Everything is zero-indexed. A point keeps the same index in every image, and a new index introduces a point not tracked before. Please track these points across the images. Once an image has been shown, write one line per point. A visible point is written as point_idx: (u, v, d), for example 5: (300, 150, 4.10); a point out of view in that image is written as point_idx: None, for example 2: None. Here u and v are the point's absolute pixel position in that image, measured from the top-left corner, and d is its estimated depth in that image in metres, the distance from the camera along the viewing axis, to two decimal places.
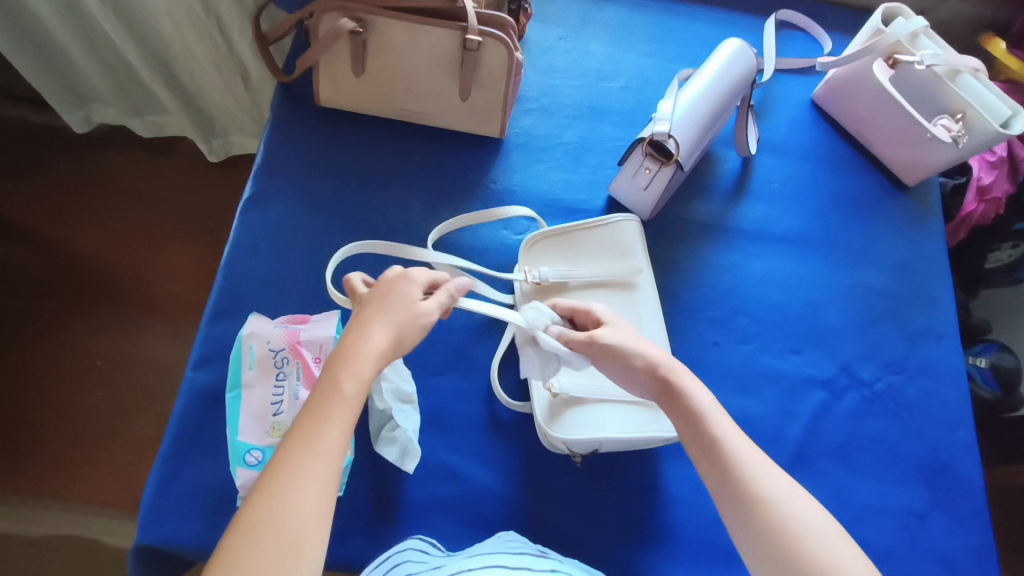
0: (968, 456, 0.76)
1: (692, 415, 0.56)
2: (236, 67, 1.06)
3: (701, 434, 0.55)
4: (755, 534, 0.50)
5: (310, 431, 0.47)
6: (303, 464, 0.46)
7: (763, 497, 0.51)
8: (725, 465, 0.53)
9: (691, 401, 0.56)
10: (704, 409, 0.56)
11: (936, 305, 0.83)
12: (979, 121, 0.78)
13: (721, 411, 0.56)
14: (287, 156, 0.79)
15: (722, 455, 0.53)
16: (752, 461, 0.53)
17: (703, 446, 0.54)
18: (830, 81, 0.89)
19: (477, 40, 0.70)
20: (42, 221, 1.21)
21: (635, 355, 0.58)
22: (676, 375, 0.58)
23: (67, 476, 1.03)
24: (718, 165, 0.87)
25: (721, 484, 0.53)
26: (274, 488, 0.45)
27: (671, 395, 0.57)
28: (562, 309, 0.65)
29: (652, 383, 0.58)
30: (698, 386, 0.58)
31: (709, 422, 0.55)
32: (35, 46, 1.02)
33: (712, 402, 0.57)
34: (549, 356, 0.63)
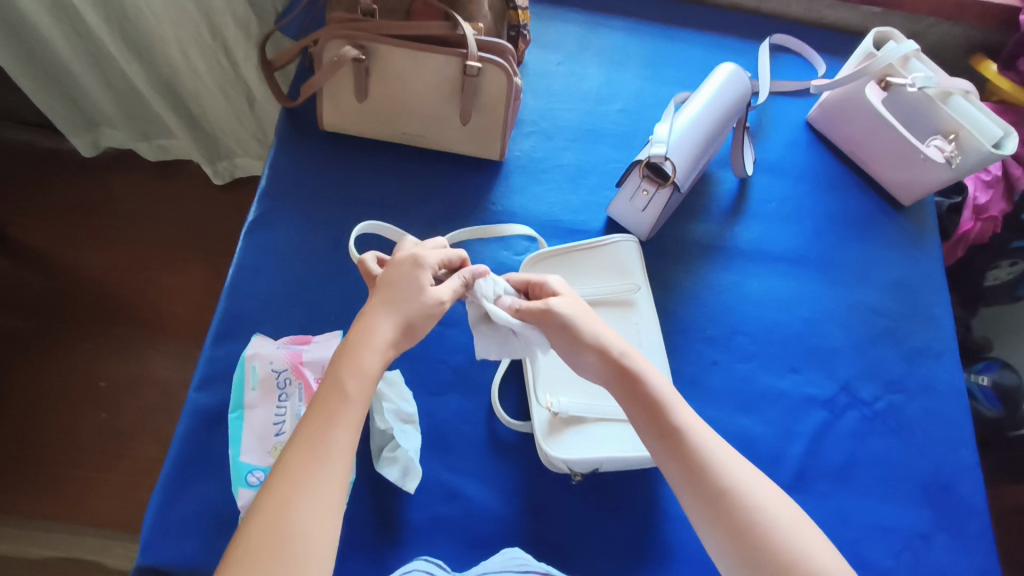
0: (970, 475, 0.75)
1: (650, 402, 0.55)
2: (242, 91, 1.09)
3: (661, 423, 0.54)
4: (721, 522, 0.50)
5: (314, 440, 0.48)
6: (309, 474, 0.46)
7: (728, 485, 0.51)
8: (686, 454, 0.52)
9: (650, 388, 0.55)
10: (661, 396, 0.55)
11: (934, 324, 0.84)
12: (971, 142, 0.79)
13: (678, 398, 0.56)
14: (291, 179, 0.81)
15: (684, 444, 0.52)
16: (714, 448, 0.53)
17: (661, 434, 0.53)
18: (824, 103, 0.91)
19: (477, 66, 0.72)
20: (49, 242, 1.23)
21: (586, 330, 0.57)
22: (632, 359, 0.56)
23: (68, 497, 1.03)
24: (715, 186, 0.88)
25: (684, 473, 0.52)
26: (281, 499, 0.45)
27: (628, 381, 0.56)
28: (515, 283, 0.63)
29: (604, 366, 0.56)
30: (655, 373, 0.57)
31: (669, 410, 0.54)
32: (45, 73, 1.05)
33: (671, 390, 0.56)
34: (504, 332, 0.60)
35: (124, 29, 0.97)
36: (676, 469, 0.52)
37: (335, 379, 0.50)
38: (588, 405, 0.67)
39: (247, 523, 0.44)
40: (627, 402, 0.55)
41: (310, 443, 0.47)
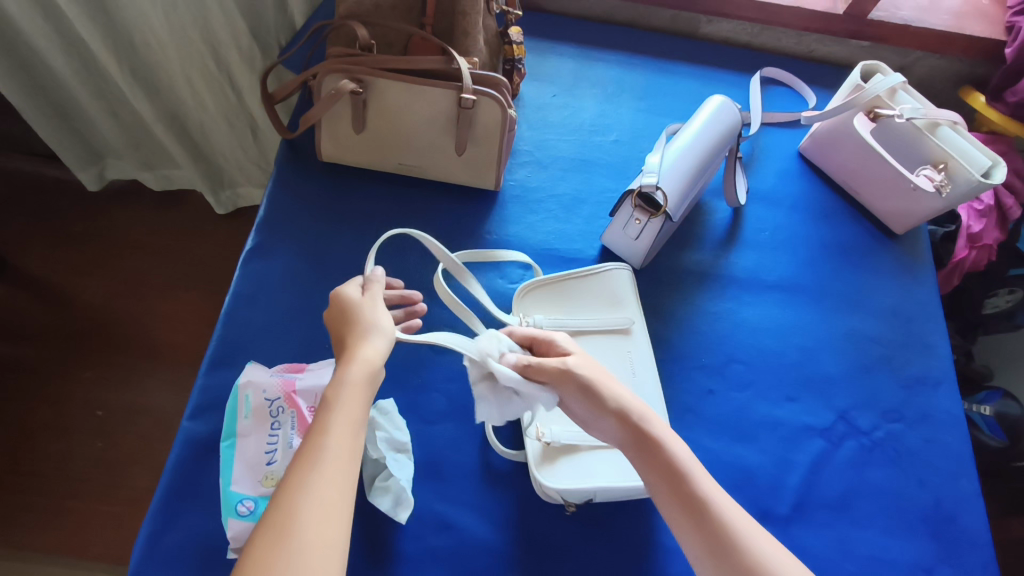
0: (973, 506, 0.74)
1: (670, 470, 0.54)
2: (246, 121, 1.11)
3: (685, 493, 0.53)
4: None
5: (317, 450, 0.47)
6: (317, 483, 0.45)
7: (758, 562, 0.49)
8: (710, 526, 0.51)
9: (673, 456, 0.55)
10: (685, 465, 0.55)
11: (931, 352, 0.83)
12: (961, 171, 0.81)
13: (700, 466, 0.55)
14: (289, 207, 0.82)
15: (708, 516, 0.51)
16: (738, 522, 0.52)
17: (685, 502, 0.53)
18: (814, 133, 0.92)
19: (472, 98, 0.73)
20: (52, 271, 1.24)
21: (608, 394, 0.57)
22: (651, 422, 0.56)
23: (59, 528, 1.02)
24: (709, 216, 0.89)
25: (708, 548, 0.50)
26: (289, 509, 0.43)
27: (647, 448, 0.55)
28: (519, 338, 0.64)
29: (622, 430, 0.56)
30: (676, 441, 0.56)
31: (692, 480, 0.54)
32: (55, 107, 1.08)
33: (691, 457, 0.56)
34: (505, 394, 0.59)
35: (133, 64, 1.00)
36: (699, 543, 0.51)
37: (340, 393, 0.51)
38: (581, 433, 0.66)
39: (252, 538, 0.42)
40: (646, 469, 0.55)
41: (313, 453, 0.47)
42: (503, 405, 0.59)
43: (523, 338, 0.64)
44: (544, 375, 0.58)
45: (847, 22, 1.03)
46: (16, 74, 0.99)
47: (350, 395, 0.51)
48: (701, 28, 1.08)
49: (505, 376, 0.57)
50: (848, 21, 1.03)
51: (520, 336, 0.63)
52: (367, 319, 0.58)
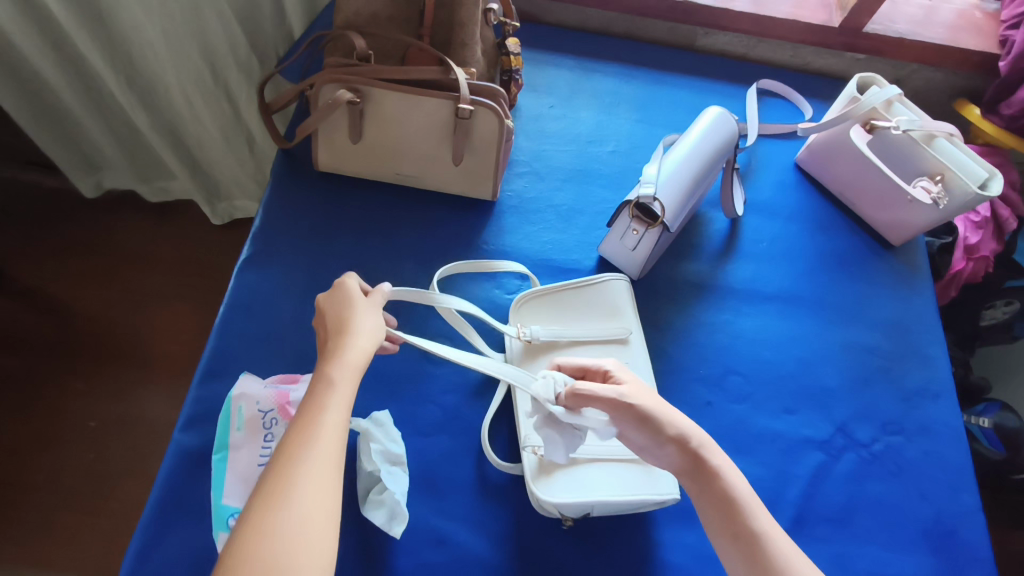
0: (974, 521, 0.73)
1: (723, 500, 0.53)
2: (242, 133, 1.12)
3: (739, 527, 0.52)
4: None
5: (304, 431, 0.46)
6: (302, 461, 0.44)
7: None
8: (762, 560, 0.50)
9: (731, 488, 0.53)
10: (742, 496, 0.53)
11: (930, 364, 0.83)
12: (958, 183, 0.81)
13: (754, 497, 0.54)
14: (285, 216, 0.82)
15: (761, 550, 0.50)
16: (792, 555, 0.51)
17: (738, 538, 0.51)
18: (811, 145, 0.92)
19: (469, 108, 0.73)
20: (46, 281, 1.23)
21: (667, 424, 0.55)
22: (707, 449, 0.55)
23: (47, 543, 1.00)
24: (706, 227, 0.89)
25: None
26: (271, 486, 0.43)
27: (701, 476, 0.54)
28: (571, 369, 0.63)
29: (680, 455, 0.55)
30: (733, 472, 0.55)
31: (747, 515, 0.52)
32: (51, 120, 1.07)
33: (748, 490, 0.54)
34: (569, 430, 0.61)
35: (130, 78, 1.00)
36: None
37: (333, 380, 0.50)
38: (578, 445, 0.66)
39: (246, 513, 0.42)
40: (702, 498, 0.54)
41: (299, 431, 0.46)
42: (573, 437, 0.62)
43: (574, 370, 0.63)
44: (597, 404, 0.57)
45: (843, 34, 1.03)
46: (13, 89, 0.98)
47: (341, 381, 0.50)
48: (698, 40, 1.08)
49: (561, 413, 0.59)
50: (843, 34, 1.03)
51: (573, 367, 0.63)
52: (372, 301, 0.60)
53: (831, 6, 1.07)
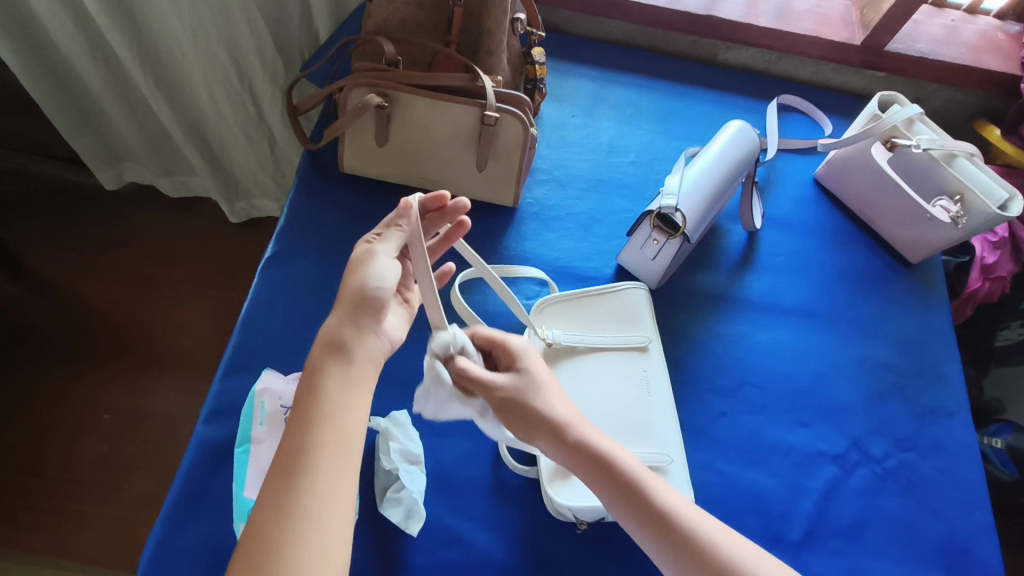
0: (987, 539, 0.73)
1: (625, 489, 0.54)
2: (265, 132, 1.13)
3: (644, 509, 0.54)
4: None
5: (295, 466, 0.47)
6: (295, 503, 0.45)
7: (721, 558, 0.51)
8: (682, 540, 0.52)
9: (621, 471, 0.55)
10: (643, 482, 0.55)
11: (945, 382, 0.83)
12: (977, 203, 0.81)
13: (658, 479, 0.56)
14: (309, 216, 0.83)
15: (676, 531, 0.52)
16: (705, 524, 0.54)
17: (646, 520, 0.53)
18: (830, 161, 0.93)
19: (495, 115, 0.75)
20: (68, 273, 1.25)
21: (547, 418, 0.57)
22: (594, 440, 0.57)
23: (61, 532, 1.01)
24: (724, 238, 0.90)
25: (674, 560, 0.52)
26: (264, 535, 0.44)
27: (600, 470, 0.55)
28: (479, 339, 0.61)
29: (566, 453, 0.56)
30: (622, 453, 0.57)
31: (647, 491, 0.54)
32: (79, 109, 1.10)
33: (641, 467, 0.56)
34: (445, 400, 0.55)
35: (157, 72, 1.02)
36: (664, 554, 0.52)
37: (320, 398, 0.50)
38: None
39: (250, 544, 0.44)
40: (598, 490, 0.55)
41: (289, 466, 0.47)
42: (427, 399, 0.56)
43: (484, 341, 0.61)
44: (476, 390, 0.56)
45: (864, 53, 1.04)
46: (45, 77, 1.01)
47: (335, 397, 0.50)
48: (719, 55, 1.09)
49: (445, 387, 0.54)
50: (864, 52, 1.04)
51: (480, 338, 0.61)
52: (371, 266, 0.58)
53: (854, 24, 1.07)
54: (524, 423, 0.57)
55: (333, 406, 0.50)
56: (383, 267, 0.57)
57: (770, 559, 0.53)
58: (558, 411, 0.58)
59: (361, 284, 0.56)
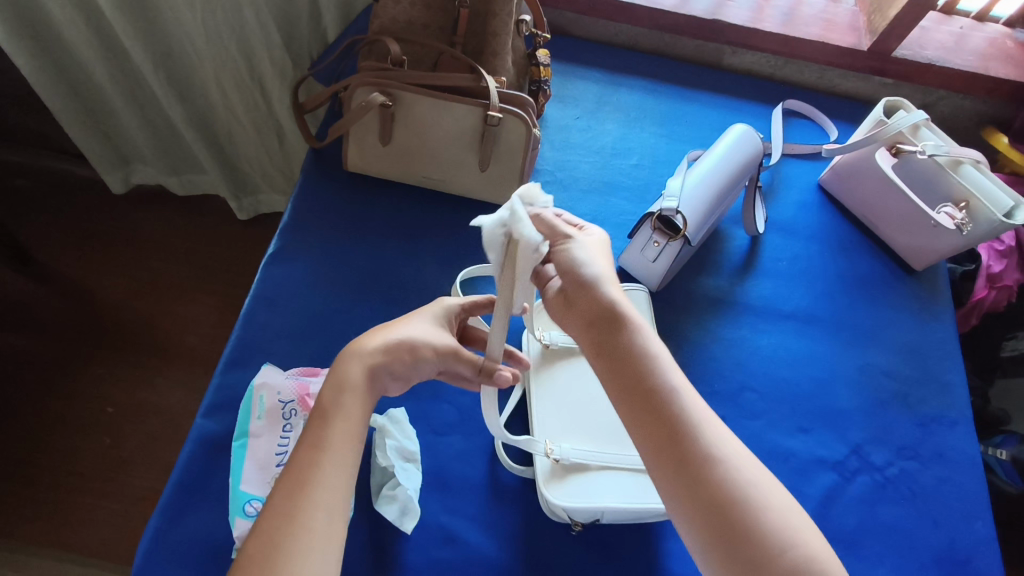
0: (988, 551, 0.72)
1: (626, 356, 0.54)
2: (274, 129, 1.14)
3: (644, 380, 0.53)
4: (695, 494, 0.48)
5: (302, 476, 0.47)
6: (303, 513, 0.46)
7: (704, 446, 0.50)
8: (664, 418, 0.51)
9: (637, 343, 0.54)
10: (652, 351, 0.54)
11: (948, 391, 0.83)
12: (982, 211, 0.80)
13: (663, 355, 0.55)
14: (312, 214, 0.84)
15: (660, 407, 0.51)
16: (695, 411, 0.52)
17: (640, 390, 0.53)
18: (835, 166, 0.93)
19: (498, 115, 0.75)
20: (75, 267, 1.26)
21: (584, 268, 0.58)
22: (622, 304, 0.56)
23: (62, 523, 1.02)
24: (726, 243, 0.89)
25: (653, 433, 0.51)
26: (270, 540, 0.44)
27: (611, 330, 0.55)
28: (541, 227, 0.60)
29: (591, 308, 0.56)
30: (648, 332, 0.56)
31: (656, 368, 0.54)
32: (88, 111, 1.11)
33: (662, 348, 0.56)
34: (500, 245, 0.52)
35: (168, 70, 1.03)
36: (646, 425, 0.52)
37: (334, 412, 0.51)
38: (590, 452, 0.66)
39: (248, 549, 0.45)
40: (607, 351, 0.55)
41: (303, 476, 0.47)
42: (493, 251, 0.52)
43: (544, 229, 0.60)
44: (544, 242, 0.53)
45: (871, 59, 1.03)
46: (56, 79, 1.02)
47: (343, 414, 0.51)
48: (725, 59, 1.09)
49: (534, 239, 0.49)
50: (871, 58, 1.04)
51: (542, 226, 0.60)
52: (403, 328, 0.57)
53: (861, 30, 1.07)
54: (564, 271, 0.58)
55: (354, 424, 0.51)
56: (431, 330, 0.58)
57: (751, 460, 0.51)
58: (594, 270, 0.58)
59: (408, 334, 0.56)
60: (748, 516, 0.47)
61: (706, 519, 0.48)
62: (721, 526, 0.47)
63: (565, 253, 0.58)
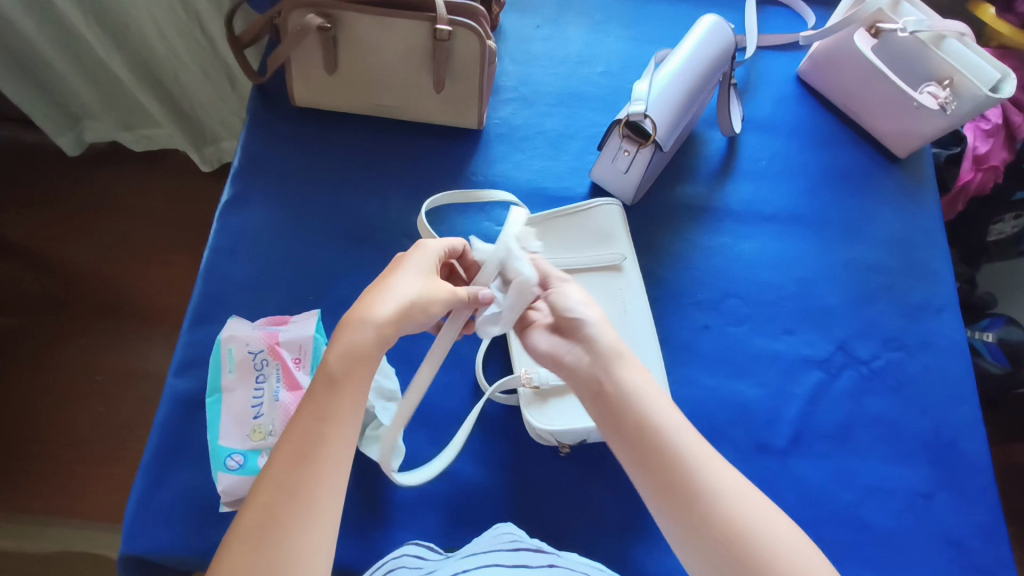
0: (973, 431, 0.73)
1: (622, 399, 0.49)
2: (222, 68, 1.06)
3: (627, 421, 0.48)
4: (695, 538, 0.43)
5: (307, 442, 0.43)
6: (304, 483, 0.41)
7: (700, 487, 0.44)
8: (657, 460, 0.46)
9: (618, 383, 0.49)
10: (635, 390, 0.49)
11: (933, 278, 0.81)
12: (967, 86, 0.76)
13: (659, 394, 0.49)
14: (264, 156, 0.79)
15: (659, 448, 0.46)
16: (694, 453, 0.46)
17: (623, 430, 0.48)
18: (813, 55, 0.88)
19: (447, 29, 0.68)
20: (38, 238, 1.21)
21: (577, 314, 0.54)
22: (612, 346, 0.51)
23: (71, 491, 1.03)
24: (703, 146, 0.85)
25: (647, 476, 0.46)
26: (273, 510, 0.40)
27: (606, 371, 0.50)
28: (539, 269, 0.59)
29: (583, 353, 0.52)
30: (634, 370, 0.50)
31: (640, 406, 0.48)
32: (21, 67, 1.02)
33: (650, 383, 0.50)
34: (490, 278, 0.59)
35: (97, 14, 0.95)
36: (637, 468, 0.46)
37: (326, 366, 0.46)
38: None
39: (239, 520, 0.40)
40: (591, 397, 0.50)
41: (307, 445, 0.43)
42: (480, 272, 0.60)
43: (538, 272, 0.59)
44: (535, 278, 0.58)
45: None
46: None
47: None
48: None
49: (526, 274, 0.56)
50: None
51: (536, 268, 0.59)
52: (390, 282, 0.50)
53: None
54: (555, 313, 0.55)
55: (358, 378, 0.46)
56: (432, 278, 0.52)
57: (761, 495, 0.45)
58: (585, 313, 0.53)
59: (417, 288, 0.50)
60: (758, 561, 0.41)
61: (711, 562, 0.42)
62: (727, 572, 0.41)
63: (560, 291, 0.55)
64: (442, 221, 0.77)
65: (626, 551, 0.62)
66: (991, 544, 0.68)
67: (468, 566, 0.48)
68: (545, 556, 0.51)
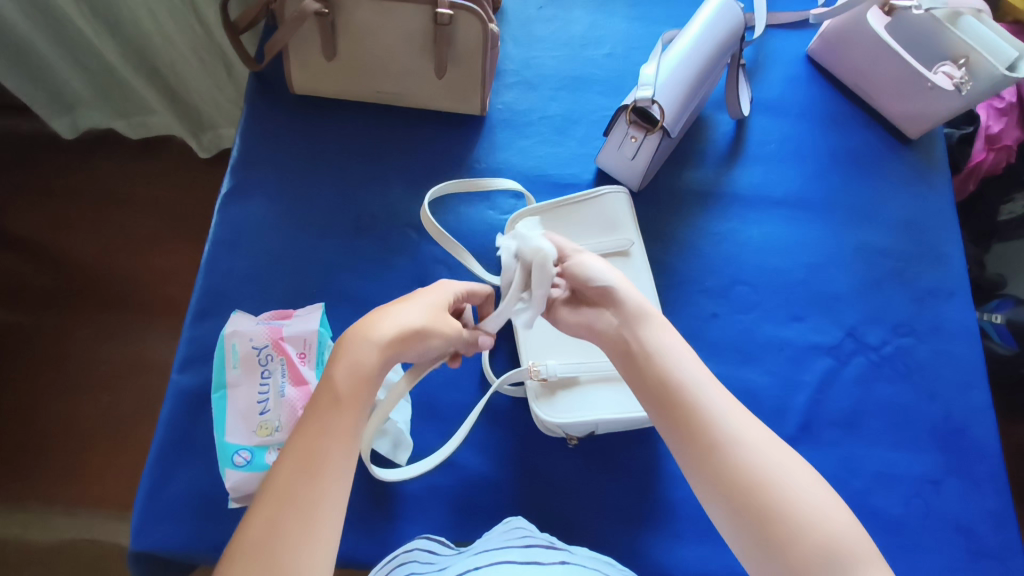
0: (984, 417, 0.73)
1: (650, 356, 0.51)
2: (218, 54, 1.03)
3: (652, 376, 0.50)
4: (713, 480, 0.45)
5: (309, 454, 0.43)
6: (308, 494, 0.41)
7: (720, 435, 0.46)
8: (680, 411, 0.48)
9: (644, 341, 0.51)
10: (659, 348, 0.51)
11: (945, 262, 0.80)
12: (983, 65, 0.74)
13: (682, 350, 0.51)
14: (263, 145, 0.77)
15: (679, 400, 0.48)
16: (716, 404, 0.48)
17: (648, 384, 0.50)
18: (824, 34, 0.85)
19: (448, 13, 0.66)
20: (38, 229, 1.20)
21: (595, 279, 0.55)
22: (640, 308, 0.53)
23: (78, 481, 1.03)
24: (710, 129, 0.84)
25: (669, 425, 0.48)
26: (275, 522, 0.40)
27: (631, 331, 0.52)
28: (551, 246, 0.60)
29: (613, 314, 0.54)
30: (660, 329, 0.52)
31: (664, 362, 0.50)
32: (11, 57, 1.00)
33: (675, 342, 0.52)
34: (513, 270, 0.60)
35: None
36: (661, 418, 0.49)
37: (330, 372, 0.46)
38: (580, 364, 0.64)
39: (243, 531, 0.40)
40: (619, 355, 0.53)
41: (311, 456, 0.43)
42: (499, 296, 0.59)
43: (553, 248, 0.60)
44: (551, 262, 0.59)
45: None
46: None
47: None
48: None
49: (545, 250, 0.56)
50: None
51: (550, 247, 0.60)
52: (393, 308, 0.49)
53: None
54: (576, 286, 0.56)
55: (360, 390, 0.46)
56: (441, 312, 0.52)
57: (777, 442, 0.46)
58: (607, 278, 0.55)
59: (426, 318, 0.50)
60: (772, 503, 0.43)
61: (728, 506, 0.44)
62: (743, 516, 0.43)
63: (578, 262, 0.56)
64: (445, 210, 0.76)
65: (635, 542, 0.62)
66: (1001, 530, 0.68)
67: (479, 563, 0.48)
68: (556, 552, 0.51)
